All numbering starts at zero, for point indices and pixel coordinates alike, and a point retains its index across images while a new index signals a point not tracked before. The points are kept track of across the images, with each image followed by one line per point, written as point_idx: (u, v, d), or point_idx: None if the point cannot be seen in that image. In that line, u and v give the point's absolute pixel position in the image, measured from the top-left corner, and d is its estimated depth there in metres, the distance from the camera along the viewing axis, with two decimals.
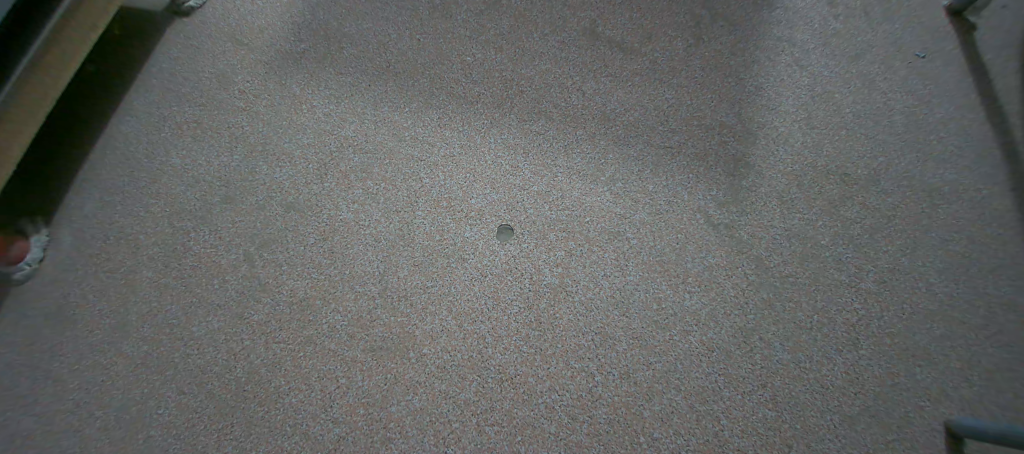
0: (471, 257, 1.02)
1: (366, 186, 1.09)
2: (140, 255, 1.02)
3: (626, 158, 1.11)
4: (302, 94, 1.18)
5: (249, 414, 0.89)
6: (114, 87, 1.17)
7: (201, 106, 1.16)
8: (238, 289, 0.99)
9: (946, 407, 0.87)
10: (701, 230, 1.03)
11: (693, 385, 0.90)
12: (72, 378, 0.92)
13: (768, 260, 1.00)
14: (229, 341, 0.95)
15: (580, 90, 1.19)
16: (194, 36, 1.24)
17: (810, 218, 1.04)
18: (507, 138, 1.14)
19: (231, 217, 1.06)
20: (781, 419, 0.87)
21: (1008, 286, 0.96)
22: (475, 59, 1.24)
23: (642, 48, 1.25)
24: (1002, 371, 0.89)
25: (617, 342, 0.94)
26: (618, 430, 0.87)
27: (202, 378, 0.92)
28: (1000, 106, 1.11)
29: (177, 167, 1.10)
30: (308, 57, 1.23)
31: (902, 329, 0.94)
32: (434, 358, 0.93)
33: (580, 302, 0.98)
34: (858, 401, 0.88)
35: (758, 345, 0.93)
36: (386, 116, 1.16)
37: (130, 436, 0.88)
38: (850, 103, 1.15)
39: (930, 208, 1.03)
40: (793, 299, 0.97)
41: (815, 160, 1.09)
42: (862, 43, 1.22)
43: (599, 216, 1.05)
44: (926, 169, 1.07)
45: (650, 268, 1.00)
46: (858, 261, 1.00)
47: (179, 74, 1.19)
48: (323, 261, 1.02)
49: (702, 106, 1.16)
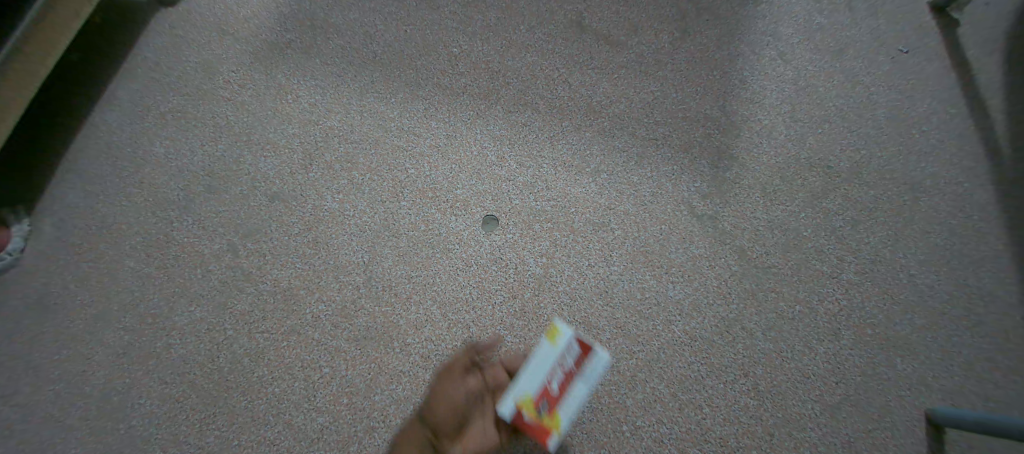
0: (456, 247, 1.02)
1: (351, 176, 1.08)
2: (122, 244, 1.02)
3: (611, 150, 1.11)
4: (288, 84, 1.17)
5: (231, 404, 0.90)
6: (97, 77, 1.15)
7: (185, 94, 1.15)
8: (221, 279, 0.99)
9: (925, 397, 0.90)
10: (684, 221, 1.04)
11: (675, 374, 0.92)
12: (54, 369, 0.92)
13: (751, 251, 1.01)
14: (212, 330, 0.95)
15: (566, 81, 1.19)
16: (177, 26, 1.21)
17: (793, 209, 1.05)
18: (493, 129, 1.13)
19: (215, 207, 1.05)
20: (762, 408, 0.90)
21: (990, 279, 0.97)
22: (462, 50, 1.22)
23: (627, 40, 1.23)
24: (982, 361, 0.92)
25: (601, 331, 0.95)
26: (600, 418, 0.89)
27: (185, 368, 0.93)
28: (982, 100, 1.12)
29: (160, 157, 1.09)
30: (293, 48, 1.20)
31: (883, 319, 0.96)
32: (418, 347, 0.94)
33: (564, 292, 0.98)
34: (838, 390, 0.91)
35: (739, 334, 0.95)
36: (372, 106, 1.15)
37: (113, 426, 0.89)
38: (834, 96, 1.15)
39: (913, 201, 1.05)
40: (775, 289, 0.98)
41: (798, 153, 1.10)
42: (845, 39, 1.21)
43: (585, 206, 1.06)
44: (910, 162, 1.08)
45: (634, 258, 1.01)
46: (841, 253, 1.01)
47: (161, 62, 1.17)
48: (308, 251, 1.01)
49: (687, 98, 1.16)
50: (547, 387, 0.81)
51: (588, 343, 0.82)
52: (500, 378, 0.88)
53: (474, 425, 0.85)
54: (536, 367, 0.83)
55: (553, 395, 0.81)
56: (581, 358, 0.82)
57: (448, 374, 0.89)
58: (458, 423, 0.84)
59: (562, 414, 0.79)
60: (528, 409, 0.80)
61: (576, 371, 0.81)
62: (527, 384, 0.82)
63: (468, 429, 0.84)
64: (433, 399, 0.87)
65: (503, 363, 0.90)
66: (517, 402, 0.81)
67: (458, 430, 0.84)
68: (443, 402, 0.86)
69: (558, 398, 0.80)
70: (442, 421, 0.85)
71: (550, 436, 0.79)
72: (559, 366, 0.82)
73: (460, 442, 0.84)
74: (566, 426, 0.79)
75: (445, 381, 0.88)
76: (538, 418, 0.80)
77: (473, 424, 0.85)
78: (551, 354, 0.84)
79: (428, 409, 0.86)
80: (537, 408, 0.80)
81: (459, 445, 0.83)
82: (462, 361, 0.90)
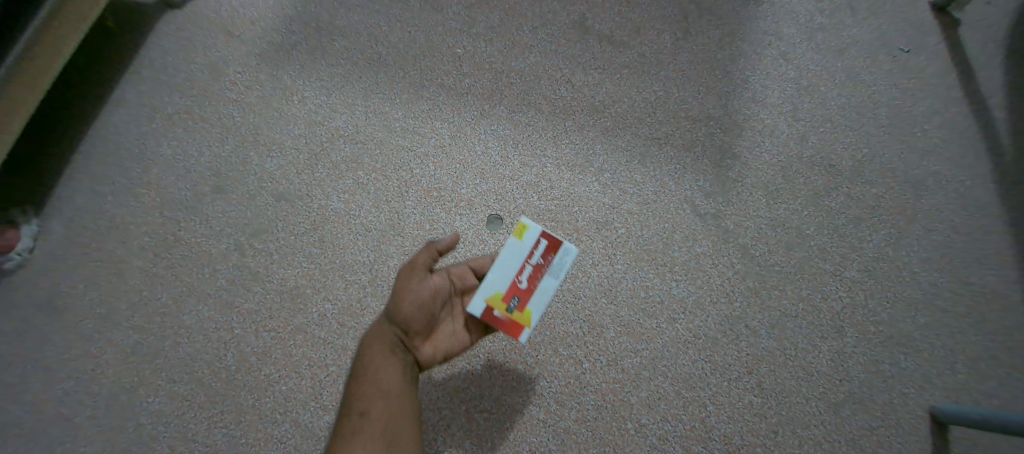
0: (460, 246, 1.03)
1: (356, 176, 1.09)
2: (130, 244, 1.02)
3: (615, 149, 1.12)
4: (293, 86, 1.17)
5: (239, 402, 0.91)
6: (105, 79, 1.16)
7: (190, 96, 1.16)
8: (228, 278, 1.00)
9: (930, 394, 0.91)
10: (687, 220, 1.05)
11: (680, 372, 0.93)
12: (62, 368, 0.93)
13: (754, 249, 1.02)
14: (220, 329, 0.96)
15: (569, 82, 1.19)
16: (183, 28, 1.22)
17: (796, 208, 1.05)
18: (497, 129, 1.14)
19: (221, 207, 1.06)
20: (766, 405, 0.91)
21: (993, 277, 0.98)
22: (466, 51, 1.22)
23: (629, 41, 1.23)
24: (985, 359, 0.93)
25: (605, 330, 0.96)
26: (605, 416, 0.90)
27: (193, 366, 0.94)
28: (984, 99, 1.12)
29: (167, 157, 1.10)
30: (298, 49, 1.21)
31: (887, 317, 0.96)
32: None
33: (568, 290, 0.99)
34: (842, 387, 0.92)
35: (743, 332, 0.96)
36: (377, 107, 1.16)
37: (123, 424, 0.90)
38: (837, 95, 1.16)
39: (915, 199, 1.05)
40: (778, 287, 0.99)
41: (801, 151, 1.10)
42: (847, 38, 1.21)
43: (588, 206, 1.06)
44: (912, 160, 1.09)
45: (638, 257, 1.01)
46: (844, 251, 1.01)
47: (168, 64, 1.18)
48: (313, 250, 1.02)
49: (690, 98, 1.16)
50: (516, 283, 0.82)
51: (554, 238, 0.84)
52: (465, 278, 0.87)
53: (442, 326, 0.85)
54: (503, 263, 0.82)
55: (523, 289, 0.81)
56: (548, 253, 0.83)
57: (410, 274, 0.85)
58: (427, 322, 0.83)
59: (532, 308, 0.81)
60: (499, 304, 0.80)
61: (544, 265, 0.83)
62: (496, 280, 0.81)
63: (438, 328, 0.84)
64: (396, 299, 0.84)
65: (467, 263, 0.88)
66: (488, 299, 0.80)
67: (427, 330, 0.83)
68: (408, 301, 0.83)
69: (527, 293, 0.82)
70: (410, 320, 0.82)
71: (521, 327, 0.80)
72: (527, 260, 0.82)
73: (430, 341, 0.84)
74: (536, 320, 0.81)
75: (408, 281, 0.85)
76: (510, 313, 0.80)
77: (442, 323, 0.85)
78: (518, 249, 0.83)
79: (392, 309, 0.83)
80: (508, 304, 0.81)
81: (429, 344, 0.83)
82: (423, 262, 0.86)
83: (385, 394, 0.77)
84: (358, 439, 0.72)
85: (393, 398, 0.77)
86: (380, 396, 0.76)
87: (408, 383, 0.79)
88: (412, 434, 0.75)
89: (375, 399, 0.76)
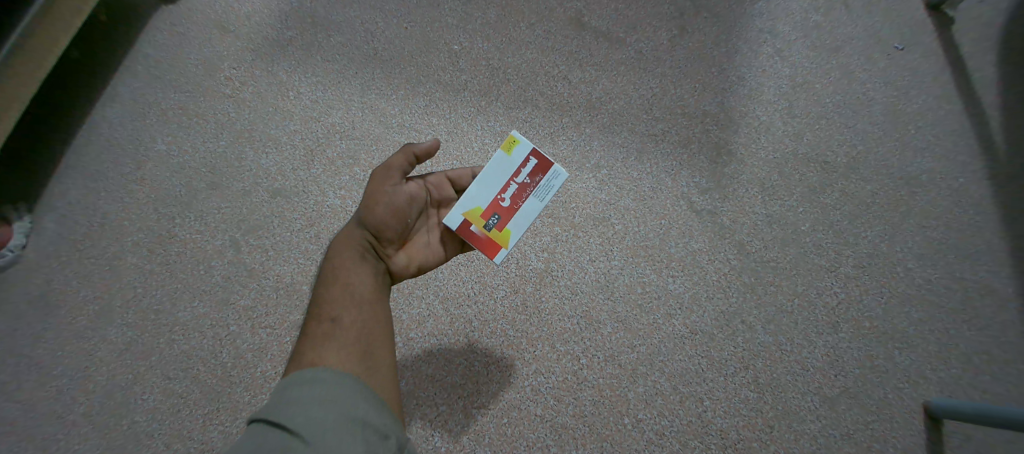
0: None
1: (353, 172, 1.09)
2: (124, 241, 1.02)
3: (611, 146, 1.12)
4: (288, 81, 1.17)
5: (235, 399, 0.91)
6: (98, 75, 1.15)
7: (185, 92, 1.15)
8: (223, 275, 0.99)
9: (924, 389, 0.92)
10: (683, 215, 1.05)
11: (676, 368, 0.93)
12: (56, 366, 0.92)
13: (750, 245, 1.02)
14: (216, 326, 0.96)
15: (566, 78, 1.19)
16: (178, 23, 1.21)
17: (791, 204, 1.06)
18: (494, 125, 1.14)
19: (216, 203, 1.05)
20: (762, 400, 0.91)
21: (985, 272, 0.99)
22: (463, 47, 1.22)
23: (626, 37, 1.23)
24: (978, 354, 0.93)
25: (603, 326, 0.96)
26: (603, 411, 0.90)
27: (189, 363, 0.93)
28: (977, 96, 1.13)
29: (162, 154, 1.09)
30: (293, 45, 1.20)
31: (881, 312, 0.97)
32: (420, 342, 0.95)
33: (565, 286, 0.99)
34: (838, 382, 0.92)
35: (739, 328, 0.96)
36: (373, 103, 1.16)
37: (117, 422, 0.89)
38: (832, 93, 1.16)
39: (909, 195, 1.06)
40: (774, 283, 0.99)
41: (796, 148, 1.11)
42: (843, 35, 1.21)
43: (585, 202, 1.06)
44: (907, 157, 1.09)
45: (635, 253, 1.02)
46: (839, 247, 1.02)
47: (162, 60, 1.17)
48: (310, 246, 1.02)
49: (686, 95, 1.17)
50: (499, 200, 0.82)
51: (544, 160, 0.83)
52: (442, 189, 0.86)
53: (416, 236, 0.83)
54: (489, 178, 0.82)
55: (505, 208, 0.82)
56: (536, 174, 0.83)
57: (385, 177, 0.80)
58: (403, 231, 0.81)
59: (511, 228, 0.83)
60: (478, 220, 0.82)
61: (530, 186, 0.83)
62: (478, 195, 0.82)
63: (412, 238, 0.83)
64: (367, 202, 0.80)
65: (444, 174, 0.86)
66: (468, 213, 0.82)
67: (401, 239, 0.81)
68: (384, 206, 0.79)
69: (508, 212, 0.83)
70: (384, 225, 0.79)
71: (498, 245, 0.83)
72: (513, 178, 0.83)
73: (403, 250, 0.82)
74: (513, 241, 0.83)
75: (382, 184, 0.80)
76: (487, 230, 0.82)
77: (417, 234, 0.84)
78: (505, 165, 0.83)
79: (365, 213, 0.79)
80: (487, 221, 0.82)
81: (403, 253, 0.82)
82: (398, 164, 0.81)
83: (357, 299, 0.73)
84: (331, 340, 0.68)
85: (366, 304, 0.73)
86: (352, 299, 0.72)
87: (380, 289, 0.76)
88: (387, 341, 0.72)
89: (347, 304, 0.72)
